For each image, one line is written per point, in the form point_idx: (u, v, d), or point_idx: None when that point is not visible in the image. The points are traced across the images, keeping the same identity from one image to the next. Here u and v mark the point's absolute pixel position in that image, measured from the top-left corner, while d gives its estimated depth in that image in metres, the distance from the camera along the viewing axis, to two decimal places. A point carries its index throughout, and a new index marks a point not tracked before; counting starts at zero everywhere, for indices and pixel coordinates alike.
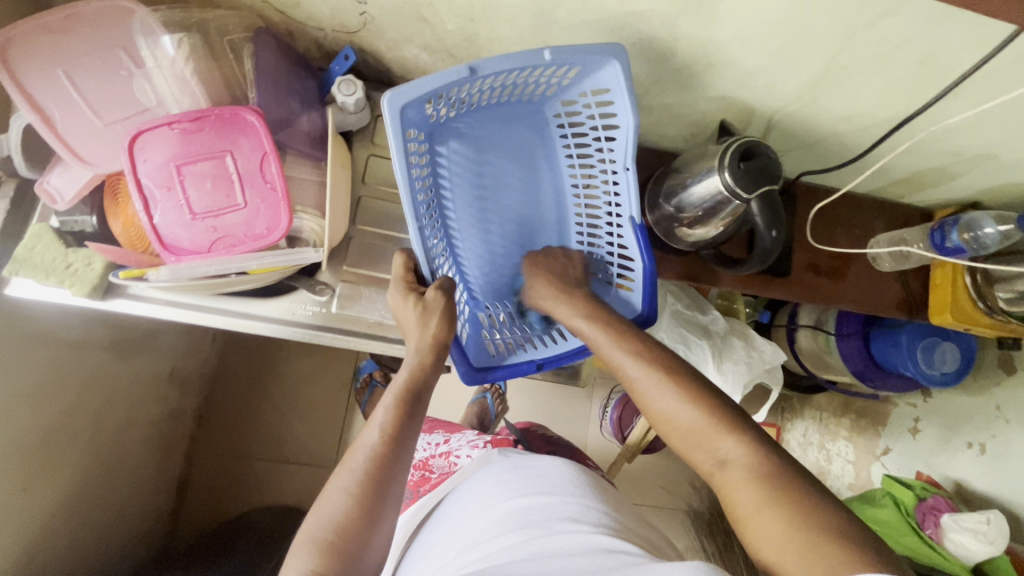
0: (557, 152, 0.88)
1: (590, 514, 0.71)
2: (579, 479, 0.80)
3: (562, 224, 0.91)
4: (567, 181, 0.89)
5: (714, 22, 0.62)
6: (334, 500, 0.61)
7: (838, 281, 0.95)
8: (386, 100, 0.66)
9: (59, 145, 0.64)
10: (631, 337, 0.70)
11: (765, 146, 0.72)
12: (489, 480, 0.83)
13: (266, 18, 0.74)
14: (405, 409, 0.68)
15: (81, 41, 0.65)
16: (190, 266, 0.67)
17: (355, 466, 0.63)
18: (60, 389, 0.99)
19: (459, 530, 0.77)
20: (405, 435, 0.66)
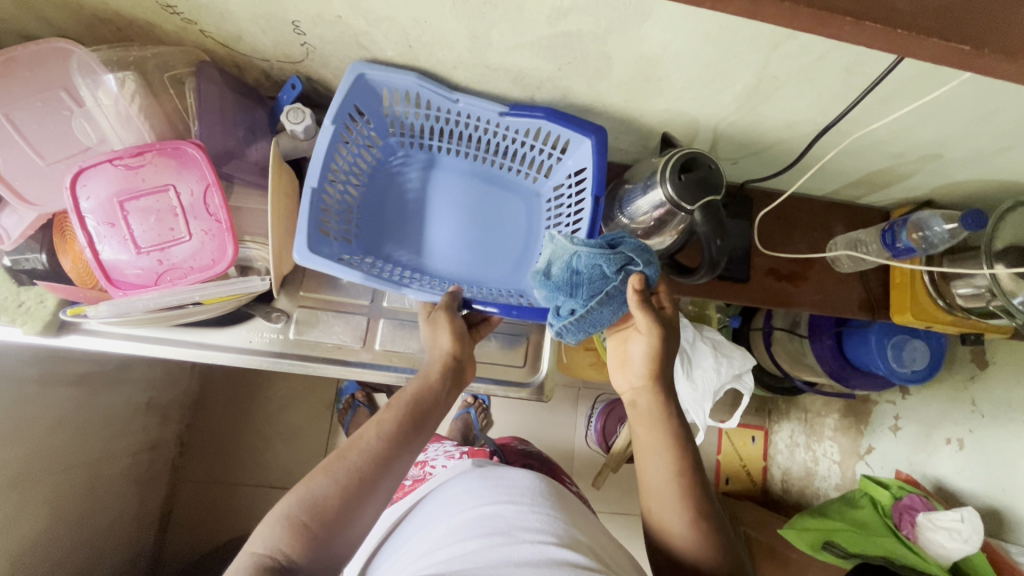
0: (448, 164, 0.89)
1: (555, 525, 0.69)
2: (546, 488, 0.77)
3: (504, 175, 0.89)
4: (483, 165, 0.89)
5: (642, 39, 0.63)
6: (317, 483, 0.55)
7: (799, 285, 0.96)
8: (298, 259, 0.72)
9: (4, 187, 0.65)
10: (680, 447, 0.68)
11: (704, 157, 0.72)
12: (457, 488, 0.80)
13: (210, 52, 0.75)
14: (411, 421, 0.62)
15: (21, 83, 0.66)
16: (131, 300, 0.67)
17: (346, 457, 0.58)
18: (31, 425, 0.99)
19: (421, 540, 0.73)
20: (403, 444, 0.60)
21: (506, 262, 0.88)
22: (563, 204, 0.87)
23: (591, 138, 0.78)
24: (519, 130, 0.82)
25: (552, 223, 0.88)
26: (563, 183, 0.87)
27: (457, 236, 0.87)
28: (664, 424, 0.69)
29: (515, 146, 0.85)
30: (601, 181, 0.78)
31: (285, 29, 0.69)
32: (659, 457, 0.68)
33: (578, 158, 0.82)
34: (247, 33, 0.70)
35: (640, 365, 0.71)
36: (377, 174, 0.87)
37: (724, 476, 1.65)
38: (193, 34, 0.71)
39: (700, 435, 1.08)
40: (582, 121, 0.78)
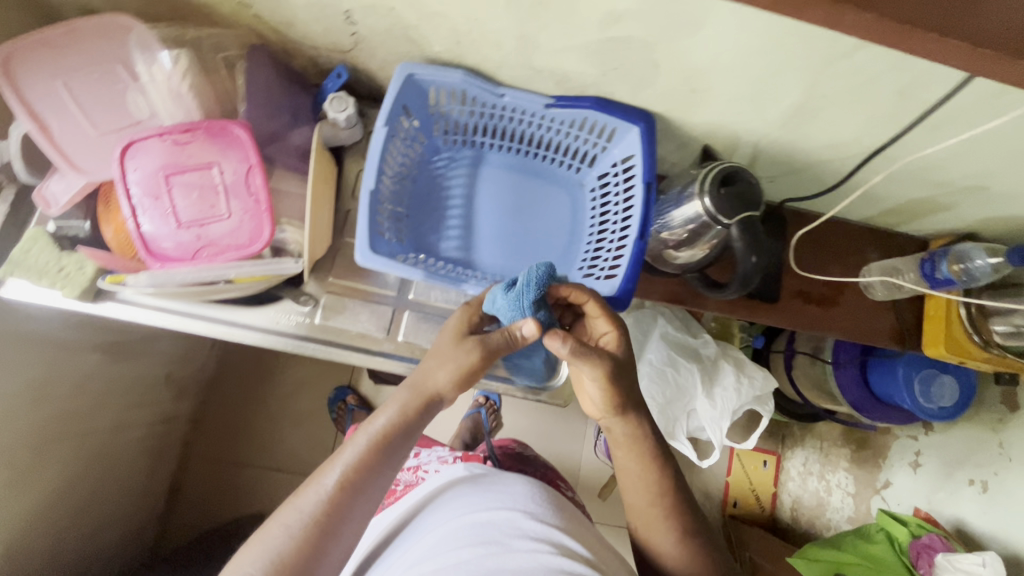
0: (494, 163, 0.91)
1: (550, 532, 0.69)
2: (539, 493, 0.76)
3: (550, 170, 0.91)
4: (529, 160, 0.91)
5: (692, 49, 0.62)
6: (275, 538, 0.53)
7: (829, 309, 0.95)
8: (359, 260, 0.73)
9: (54, 153, 0.65)
10: (662, 465, 0.67)
11: (745, 172, 0.72)
12: (446, 490, 0.78)
13: (262, 36, 0.77)
14: (377, 458, 0.58)
15: (82, 54, 0.67)
16: (172, 272, 0.68)
17: (303, 510, 0.55)
18: (56, 388, 1.01)
19: (411, 543, 0.72)
20: (367, 486, 0.57)
21: (553, 252, 0.90)
22: (609, 192, 0.87)
23: (640, 126, 0.77)
24: (564, 121, 0.82)
25: (598, 211, 0.89)
26: (607, 172, 0.86)
27: (505, 232, 0.89)
28: (644, 447, 0.67)
29: (561, 140, 0.86)
30: (651, 168, 0.76)
31: (337, 19, 0.70)
32: (639, 480, 0.67)
33: (624, 144, 0.80)
34: (299, 19, 0.71)
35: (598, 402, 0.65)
36: (424, 172, 0.89)
37: (732, 496, 1.65)
38: (248, 17, 0.73)
39: (715, 455, 1.06)
40: (631, 107, 0.77)
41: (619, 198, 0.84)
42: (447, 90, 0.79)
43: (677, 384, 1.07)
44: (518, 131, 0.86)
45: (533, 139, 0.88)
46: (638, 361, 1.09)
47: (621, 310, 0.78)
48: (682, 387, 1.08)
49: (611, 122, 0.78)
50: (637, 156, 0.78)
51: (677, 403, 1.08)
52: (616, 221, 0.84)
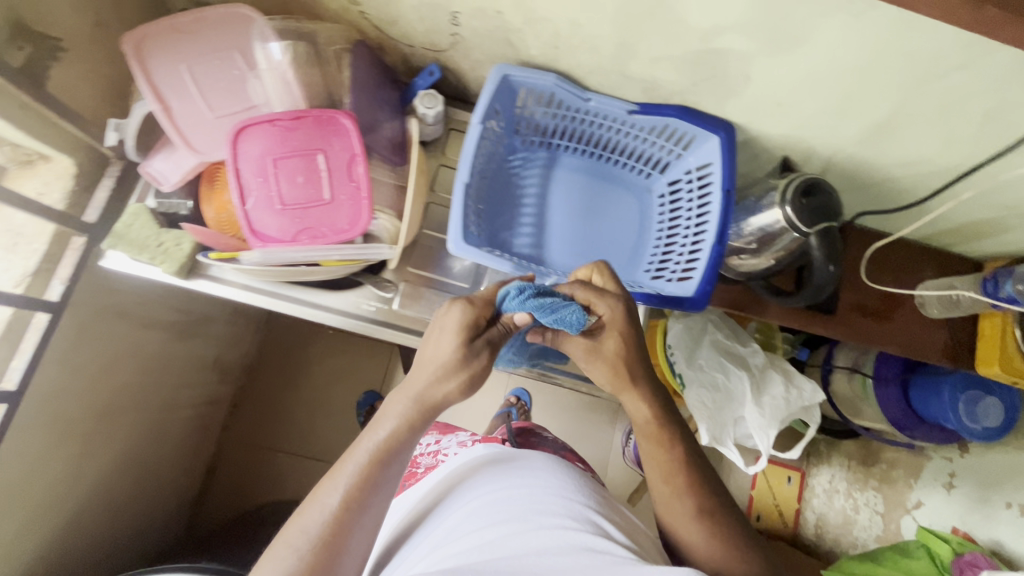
0: (567, 164, 0.94)
1: (576, 508, 0.63)
2: (561, 472, 0.70)
3: (621, 174, 0.94)
4: (601, 164, 0.94)
5: (788, 64, 0.65)
6: (284, 557, 0.53)
7: (884, 323, 0.97)
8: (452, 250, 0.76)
9: (174, 134, 0.69)
10: (671, 441, 0.68)
11: (827, 184, 0.74)
12: (462, 471, 0.72)
13: (362, 33, 0.81)
14: (375, 471, 0.58)
15: (205, 41, 0.70)
16: (276, 252, 0.71)
17: (309, 529, 0.54)
18: (130, 363, 1.04)
19: (430, 529, 0.66)
20: (371, 500, 0.57)
21: (621, 253, 0.92)
22: (680, 198, 0.90)
23: (720, 136, 0.79)
24: (644, 127, 0.85)
25: (666, 216, 0.92)
26: (679, 179, 0.89)
27: (577, 231, 0.92)
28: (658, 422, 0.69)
29: (636, 146, 0.89)
30: (729, 175, 0.79)
31: (441, 19, 0.74)
32: (652, 458, 0.68)
33: (702, 153, 0.83)
34: (404, 18, 0.75)
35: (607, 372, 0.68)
36: (502, 170, 0.92)
37: (755, 510, 1.65)
38: (354, 14, 0.77)
39: (762, 462, 1.07)
40: (713, 117, 0.80)
41: (691, 204, 0.87)
42: (536, 92, 0.82)
43: (727, 390, 1.10)
44: (595, 135, 0.89)
45: (607, 144, 0.91)
46: (689, 367, 1.11)
47: (695, 310, 0.78)
48: (732, 394, 1.10)
49: (692, 130, 0.81)
50: (715, 164, 0.81)
51: (725, 409, 1.10)
52: (688, 226, 0.86)
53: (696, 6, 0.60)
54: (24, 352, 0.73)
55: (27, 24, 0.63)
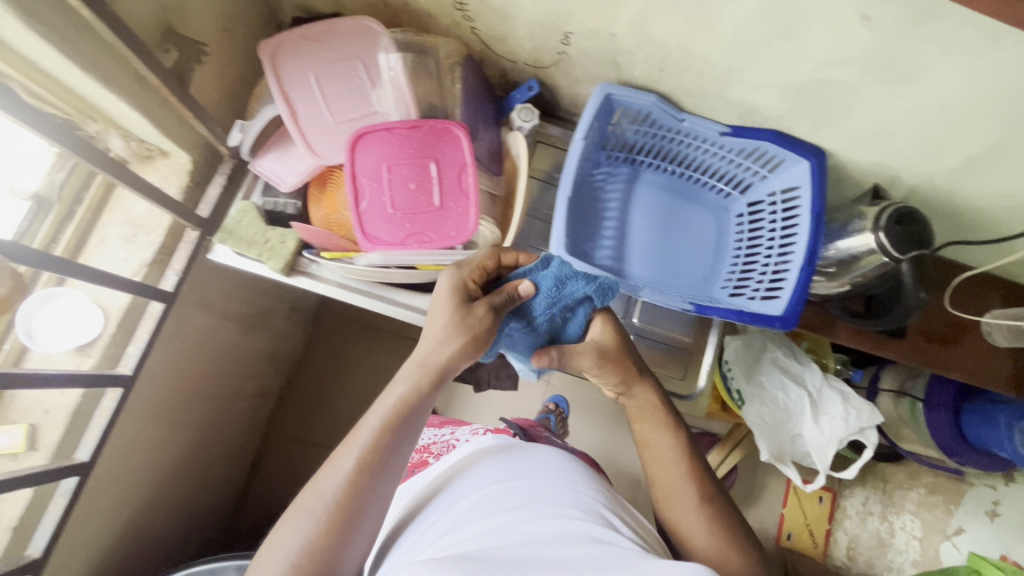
0: (649, 180, 0.97)
1: (584, 500, 0.64)
2: (570, 464, 0.72)
3: (700, 192, 0.97)
4: (682, 181, 0.97)
5: (894, 97, 0.68)
6: (305, 517, 0.58)
7: (950, 350, 0.95)
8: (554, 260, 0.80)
9: (297, 137, 0.73)
10: (676, 429, 0.73)
11: (920, 213, 0.76)
12: (471, 461, 0.72)
13: (467, 47, 0.84)
14: (388, 437, 0.61)
15: (332, 51, 0.75)
16: (387, 256, 0.74)
17: (325, 492, 0.59)
18: (211, 354, 1.05)
19: (435, 516, 0.66)
20: (382, 467, 0.60)
21: (699, 268, 0.95)
22: (761, 219, 0.92)
23: (811, 161, 0.82)
24: (734, 149, 0.87)
25: (745, 236, 0.94)
26: (762, 200, 0.92)
27: (657, 245, 0.95)
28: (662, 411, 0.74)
29: (722, 165, 0.92)
30: (820, 200, 0.81)
31: (552, 38, 0.77)
32: (653, 437, 0.73)
33: (790, 177, 0.85)
34: (515, 35, 0.78)
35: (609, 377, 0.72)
36: (587, 183, 0.94)
37: (785, 531, 1.52)
38: (465, 29, 0.80)
39: (818, 480, 1.10)
40: (806, 143, 0.82)
41: (774, 226, 0.90)
42: (634, 111, 0.85)
43: (787, 408, 1.12)
44: (681, 153, 0.92)
45: (691, 163, 0.94)
46: (749, 384, 1.13)
47: (786, 328, 0.80)
48: (790, 412, 1.12)
49: (784, 155, 0.84)
50: (806, 188, 0.83)
51: (783, 426, 1.12)
52: (770, 247, 0.89)
53: (815, 40, 0.64)
54: (139, 338, 0.76)
55: (176, 30, 0.67)
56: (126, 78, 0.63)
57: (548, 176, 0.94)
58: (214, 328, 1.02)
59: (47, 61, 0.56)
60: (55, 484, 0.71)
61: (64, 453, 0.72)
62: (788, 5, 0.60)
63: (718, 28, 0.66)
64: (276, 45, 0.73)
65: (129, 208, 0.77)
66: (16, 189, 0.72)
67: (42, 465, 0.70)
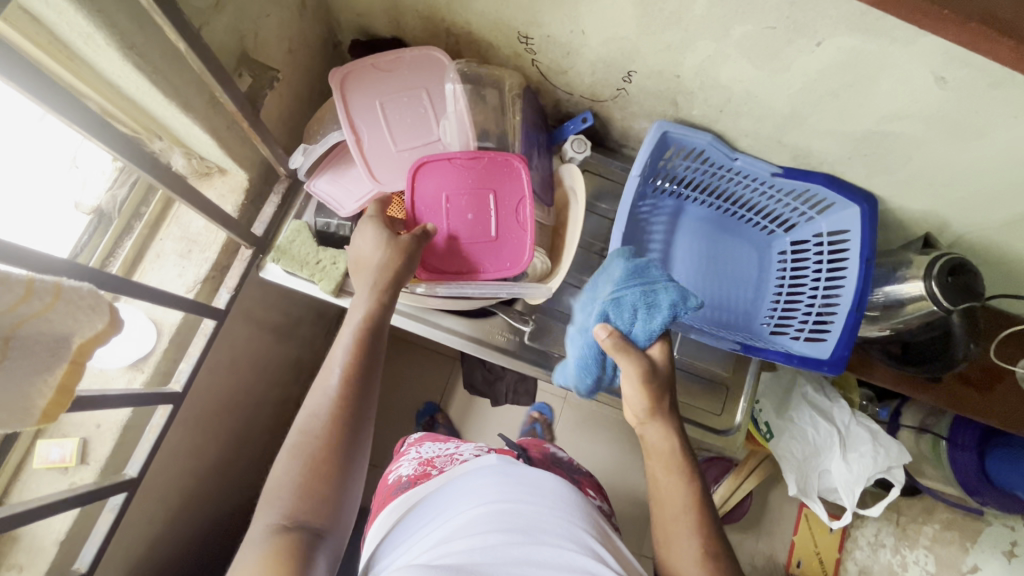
0: (695, 214, 0.97)
1: (579, 531, 0.61)
2: (567, 487, 0.69)
3: (744, 228, 0.97)
4: (727, 217, 0.97)
5: (956, 152, 0.69)
6: (304, 444, 0.58)
7: (986, 396, 0.93)
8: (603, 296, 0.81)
9: (359, 162, 0.75)
10: (691, 474, 0.69)
11: (972, 264, 0.77)
12: (468, 477, 0.70)
13: (525, 77, 0.85)
14: (365, 346, 0.65)
15: (399, 80, 0.76)
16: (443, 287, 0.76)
17: (320, 410, 0.60)
18: (247, 364, 1.05)
19: (427, 530, 0.64)
20: (367, 381, 0.63)
21: (741, 305, 0.95)
22: (805, 259, 0.92)
23: (862, 207, 0.82)
24: (783, 190, 0.88)
25: (788, 274, 0.94)
26: (806, 240, 0.92)
27: (700, 280, 0.95)
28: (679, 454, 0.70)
29: (768, 204, 0.92)
30: (871, 246, 0.81)
31: (614, 75, 0.78)
32: (666, 479, 0.69)
33: (839, 220, 0.86)
34: (576, 70, 0.79)
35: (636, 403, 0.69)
36: (634, 215, 0.95)
37: (795, 557, 1.45)
38: (525, 61, 0.81)
39: (846, 518, 1.10)
40: (857, 189, 0.83)
41: (820, 267, 0.90)
42: (689, 148, 0.86)
43: (815, 443, 1.12)
44: (728, 190, 0.93)
45: (737, 199, 0.94)
46: (778, 418, 1.15)
47: (833, 372, 0.82)
48: (819, 448, 1.12)
49: (835, 198, 0.84)
50: (857, 233, 0.83)
51: (811, 461, 1.13)
52: (814, 288, 0.89)
53: (884, 95, 0.64)
54: (190, 354, 0.77)
55: (249, 55, 0.68)
56: (202, 102, 0.63)
57: (593, 206, 0.95)
58: (249, 338, 1.02)
59: (131, 87, 0.56)
60: (103, 500, 0.72)
61: (114, 468, 0.72)
62: (864, 61, 0.61)
63: (788, 77, 0.67)
64: (345, 72, 0.74)
65: (186, 224, 0.78)
66: (80, 203, 0.72)
67: (92, 480, 0.70)
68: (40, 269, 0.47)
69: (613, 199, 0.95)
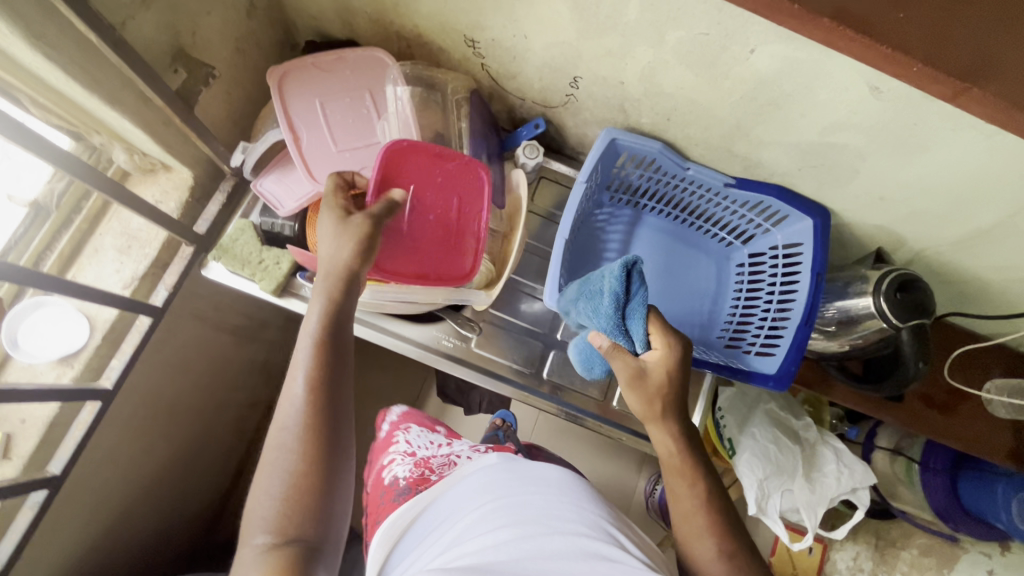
0: (653, 222, 0.96)
1: (590, 514, 0.60)
2: (572, 476, 0.66)
3: (703, 238, 0.96)
4: (685, 227, 0.95)
5: (900, 165, 0.67)
6: (280, 459, 0.54)
7: (950, 418, 0.90)
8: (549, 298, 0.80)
9: (298, 162, 0.74)
10: (704, 471, 0.67)
11: (923, 282, 0.75)
12: (471, 478, 0.67)
13: (477, 81, 0.85)
14: (328, 348, 0.60)
15: (341, 81, 0.76)
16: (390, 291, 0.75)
17: (288, 422, 0.56)
18: (201, 365, 1.03)
19: (439, 534, 0.61)
20: (337, 381, 0.59)
21: (698, 317, 0.92)
22: (762, 272, 0.90)
23: (814, 221, 0.81)
24: (737, 201, 0.87)
25: (745, 287, 0.92)
26: (763, 253, 0.90)
27: (658, 291, 0.94)
28: (686, 455, 0.67)
29: (725, 216, 0.90)
30: (822, 260, 0.80)
31: (561, 80, 0.77)
32: (681, 482, 0.66)
33: (793, 232, 0.84)
34: (524, 75, 0.79)
35: (639, 400, 0.67)
36: (588, 223, 0.94)
37: None
38: (475, 66, 0.81)
39: (807, 539, 1.06)
40: (809, 202, 0.81)
41: (776, 280, 0.88)
42: (643, 157, 0.85)
43: (778, 461, 1.08)
44: (683, 200, 0.91)
45: (693, 210, 0.93)
46: (741, 433, 1.10)
47: (778, 388, 0.80)
48: (781, 466, 1.07)
49: (786, 209, 0.82)
50: (810, 245, 0.82)
51: (773, 479, 1.06)
52: (769, 301, 0.87)
53: (821, 104, 0.63)
54: (123, 351, 0.76)
55: (186, 51, 0.68)
56: (132, 97, 0.63)
57: (549, 213, 0.94)
58: (203, 339, 1.00)
59: (50, 78, 0.56)
60: (24, 497, 0.70)
61: (37, 465, 0.71)
62: (797, 70, 0.60)
63: (726, 86, 0.66)
64: (285, 71, 0.75)
65: (126, 221, 0.77)
66: (14, 196, 0.72)
67: (12, 477, 0.68)
68: None
69: None
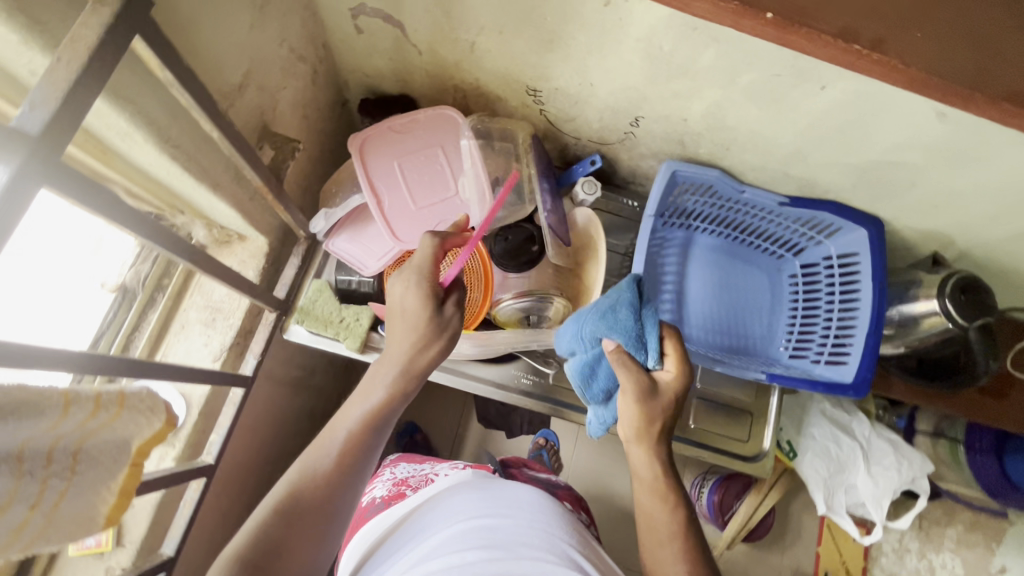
0: (705, 241, 0.99)
1: (559, 543, 0.61)
2: (546, 503, 0.68)
3: (753, 252, 0.99)
4: (737, 243, 0.99)
5: (956, 177, 0.71)
6: (273, 516, 0.53)
7: (1001, 402, 0.92)
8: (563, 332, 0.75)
9: (382, 222, 0.76)
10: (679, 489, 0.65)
11: (981, 281, 0.79)
12: (451, 499, 0.67)
13: (533, 124, 0.87)
14: (367, 436, 0.59)
15: (415, 139, 0.79)
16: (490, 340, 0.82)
17: (298, 490, 0.55)
18: (267, 421, 1.03)
19: (408, 556, 0.60)
20: (359, 466, 0.58)
21: (760, 331, 0.96)
22: (816, 281, 0.94)
23: (869, 231, 0.84)
24: (791, 217, 0.90)
25: (801, 296, 0.96)
26: (816, 263, 0.94)
27: (717, 308, 0.97)
28: (663, 476, 0.65)
29: (777, 231, 0.94)
30: (882, 268, 0.84)
31: (621, 120, 0.80)
32: (647, 496, 0.65)
33: (846, 243, 0.88)
34: (585, 118, 0.81)
35: (628, 418, 0.65)
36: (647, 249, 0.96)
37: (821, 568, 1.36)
38: (533, 111, 0.83)
39: (877, 533, 1.09)
40: (863, 214, 0.84)
41: (833, 289, 0.92)
42: (702, 184, 0.88)
43: (839, 458, 1.13)
44: (736, 220, 0.95)
45: (744, 227, 0.96)
46: (800, 435, 1.15)
47: (859, 396, 0.84)
48: (843, 463, 1.13)
49: (841, 223, 0.86)
50: (866, 255, 0.85)
51: (838, 477, 1.13)
52: (829, 310, 0.91)
53: (886, 129, 0.67)
54: (221, 424, 0.76)
55: (270, 127, 0.69)
56: (228, 179, 0.64)
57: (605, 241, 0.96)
58: (270, 395, 1.00)
59: (162, 173, 0.57)
60: None
61: (148, 549, 0.71)
62: (869, 102, 0.63)
63: (792, 117, 0.69)
64: (363, 139, 0.78)
65: (208, 293, 0.78)
66: (106, 282, 0.73)
67: (128, 565, 0.68)
68: (70, 370, 0.46)
69: (624, 233, 0.97)
